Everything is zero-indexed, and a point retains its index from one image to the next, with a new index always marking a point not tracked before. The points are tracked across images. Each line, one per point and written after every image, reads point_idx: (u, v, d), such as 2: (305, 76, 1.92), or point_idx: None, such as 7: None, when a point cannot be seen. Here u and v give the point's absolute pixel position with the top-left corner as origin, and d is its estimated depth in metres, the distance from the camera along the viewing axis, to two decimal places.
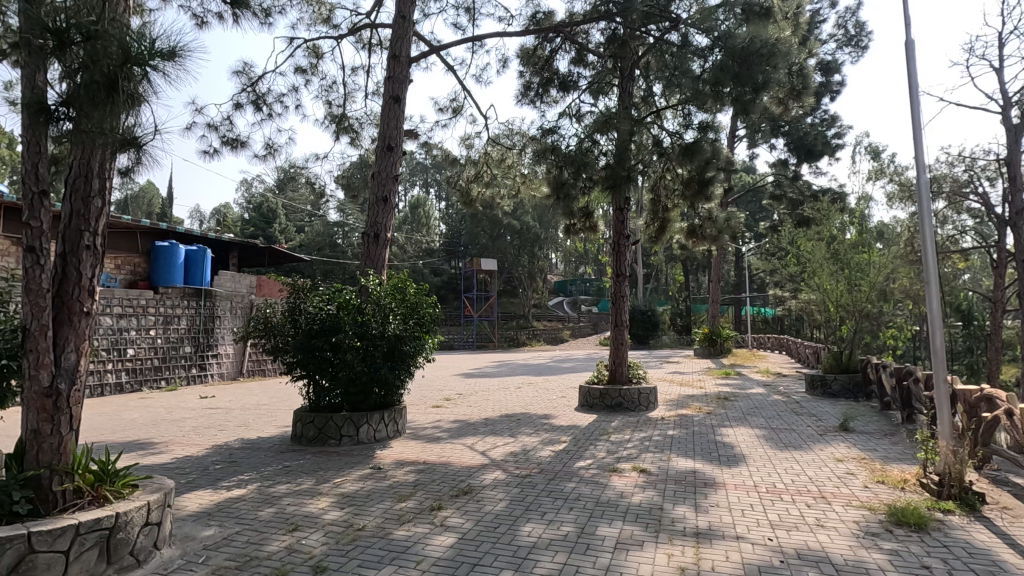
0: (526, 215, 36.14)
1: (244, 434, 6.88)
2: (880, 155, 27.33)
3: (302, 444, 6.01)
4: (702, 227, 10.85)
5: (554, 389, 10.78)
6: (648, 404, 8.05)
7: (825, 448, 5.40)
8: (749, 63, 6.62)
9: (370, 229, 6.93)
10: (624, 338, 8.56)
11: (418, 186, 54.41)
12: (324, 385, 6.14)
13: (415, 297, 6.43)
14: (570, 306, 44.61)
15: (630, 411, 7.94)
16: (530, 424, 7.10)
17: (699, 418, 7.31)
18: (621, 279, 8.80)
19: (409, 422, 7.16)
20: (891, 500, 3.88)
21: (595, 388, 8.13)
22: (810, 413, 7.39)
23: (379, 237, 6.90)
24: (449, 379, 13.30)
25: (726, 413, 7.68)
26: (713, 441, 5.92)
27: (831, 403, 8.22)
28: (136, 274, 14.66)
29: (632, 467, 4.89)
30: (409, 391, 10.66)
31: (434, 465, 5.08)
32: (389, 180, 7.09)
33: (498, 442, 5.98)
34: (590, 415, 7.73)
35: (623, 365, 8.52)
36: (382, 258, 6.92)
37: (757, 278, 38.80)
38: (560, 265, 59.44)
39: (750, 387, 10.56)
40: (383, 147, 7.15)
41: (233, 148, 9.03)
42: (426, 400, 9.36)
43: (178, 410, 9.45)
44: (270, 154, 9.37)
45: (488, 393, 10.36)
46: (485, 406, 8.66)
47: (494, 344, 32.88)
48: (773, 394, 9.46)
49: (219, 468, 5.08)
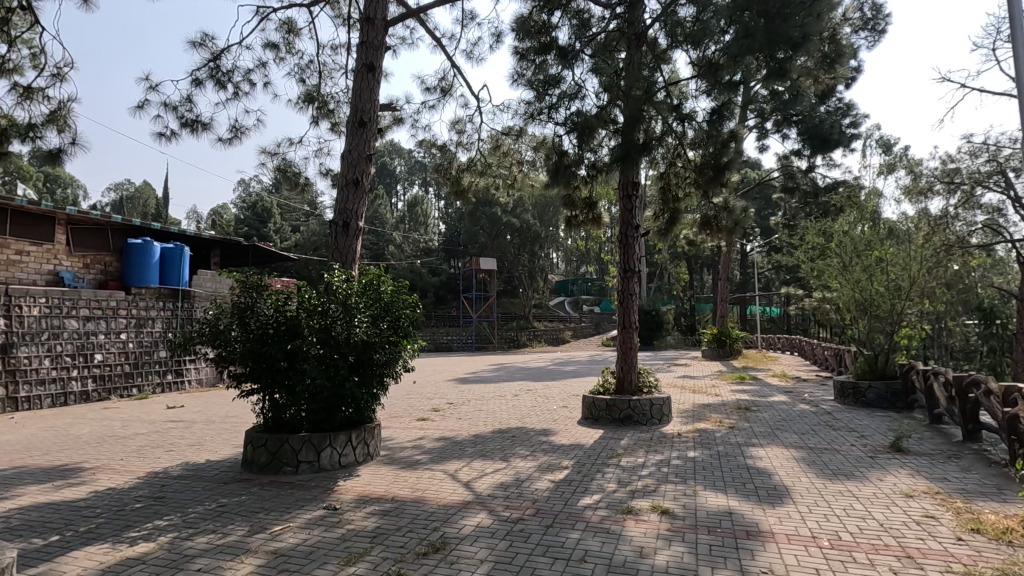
0: (526, 213, 35.18)
1: (193, 456, 5.91)
2: (893, 148, 26.30)
3: (254, 471, 5.02)
4: (718, 217, 9.80)
5: (555, 397, 9.83)
6: (662, 417, 7.08)
7: (885, 478, 4.43)
8: (783, 18, 5.65)
9: (338, 217, 5.96)
10: (634, 342, 7.56)
11: (417, 186, 53.56)
12: (281, 401, 5.16)
13: (391, 297, 5.46)
14: (572, 307, 43.60)
15: (640, 424, 6.97)
16: (526, 442, 6.12)
17: (722, 435, 6.31)
18: (630, 276, 7.81)
19: (387, 442, 6.19)
20: (1003, 563, 2.90)
21: (601, 399, 7.16)
22: (851, 429, 6.40)
23: (350, 227, 5.93)
24: (441, 385, 12.34)
25: (752, 427, 6.71)
26: (744, 466, 4.93)
27: (869, 415, 7.24)
28: (107, 273, 13.71)
29: (651, 506, 3.92)
30: (396, 400, 9.70)
31: (404, 503, 4.10)
32: (362, 160, 6.11)
33: (487, 469, 4.99)
34: (595, 431, 6.75)
35: (633, 372, 7.54)
36: (352, 251, 5.96)
37: (764, 276, 37.72)
38: (562, 265, 58.41)
39: (770, 394, 9.58)
40: (354, 122, 6.17)
41: (192, 131, 8.08)
42: (412, 411, 8.40)
43: (136, 423, 8.50)
44: (236, 138, 8.40)
45: (482, 402, 9.39)
46: (477, 420, 7.68)
47: (494, 346, 31.86)
48: (799, 403, 8.47)
49: (139, 508, 4.10)
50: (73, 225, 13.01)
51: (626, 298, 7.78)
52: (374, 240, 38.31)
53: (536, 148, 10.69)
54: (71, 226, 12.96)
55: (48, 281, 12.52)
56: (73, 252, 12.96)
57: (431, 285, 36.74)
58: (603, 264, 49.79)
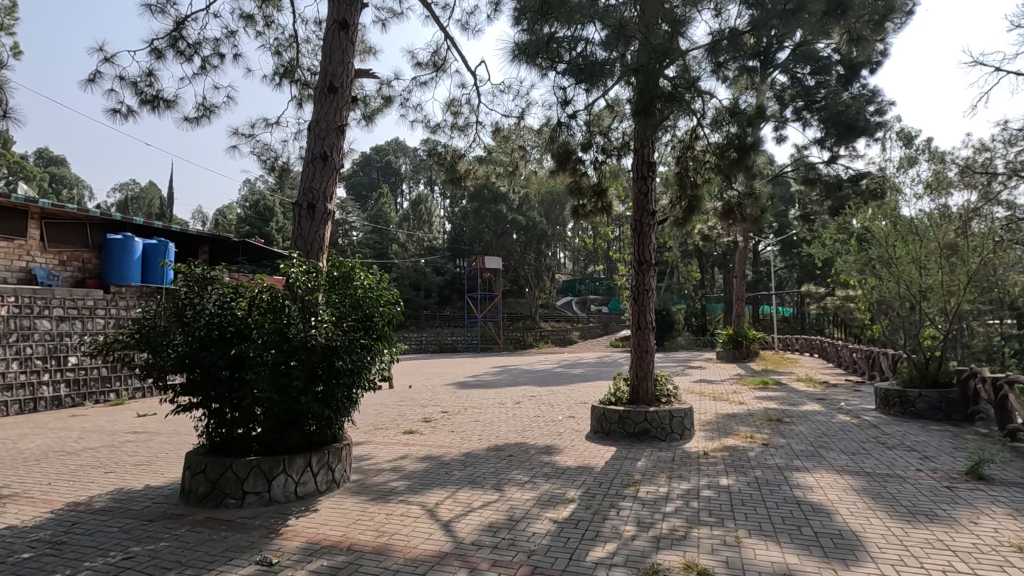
0: (533, 211, 34.30)
1: (132, 480, 5.01)
2: (915, 139, 25.16)
3: (190, 504, 4.11)
4: (742, 205, 8.78)
5: (561, 405, 8.88)
6: (683, 432, 6.13)
7: (982, 522, 3.44)
8: None
9: (303, 198, 5.07)
10: (650, 345, 6.61)
11: (422, 184, 52.68)
12: (225, 419, 4.24)
13: (364, 292, 4.59)
14: (580, 307, 42.69)
15: (658, 441, 6.03)
16: (526, 464, 5.19)
17: (757, 455, 5.33)
18: (645, 269, 6.79)
19: (362, 464, 5.28)
20: None
21: (613, 411, 6.23)
22: (909, 448, 5.43)
23: (317, 209, 5.05)
24: (438, 391, 11.42)
25: (790, 444, 5.73)
26: (793, 500, 3.95)
27: (924, 429, 6.25)
28: (84, 271, 12.90)
29: (683, 562, 2.98)
30: (386, 408, 8.79)
31: (363, 555, 3.19)
32: (333, 134, 5.22)
33: (474, 503, 4.06)
34: (607, 448, 5.82)
35: (649, 380, 6.60)
36: (319, 237, 5.05)
37: (778, 275, 36.57)
38: (570, 265, 57.50)
39: (801, 403, 8.59)
40: (323, 88, 5.27)
41: (153, 110, 7.20)
42: (401, 423, 7.49)
43: (94, 435, 7.63)
44: (205, 117, 7.53)
45: (479, 411, 8.47)
46: (472, 433, 6.76)
47: (499, 347, 31.01)
48: (837, 413, 7.49)
49: (24, 560, 3.20)
50: (48, 220, 12.21)
51: (642, 294, 6.77)
52: (376, 239, 37.53)
53: (540, 132, 9.70)
54: (45, 221, 12.16)
55: (19, 279, 11.73)
56: (47, 248, 12.16)
57: (434, 285, 35.78)
58: (612, 262, 48.71)
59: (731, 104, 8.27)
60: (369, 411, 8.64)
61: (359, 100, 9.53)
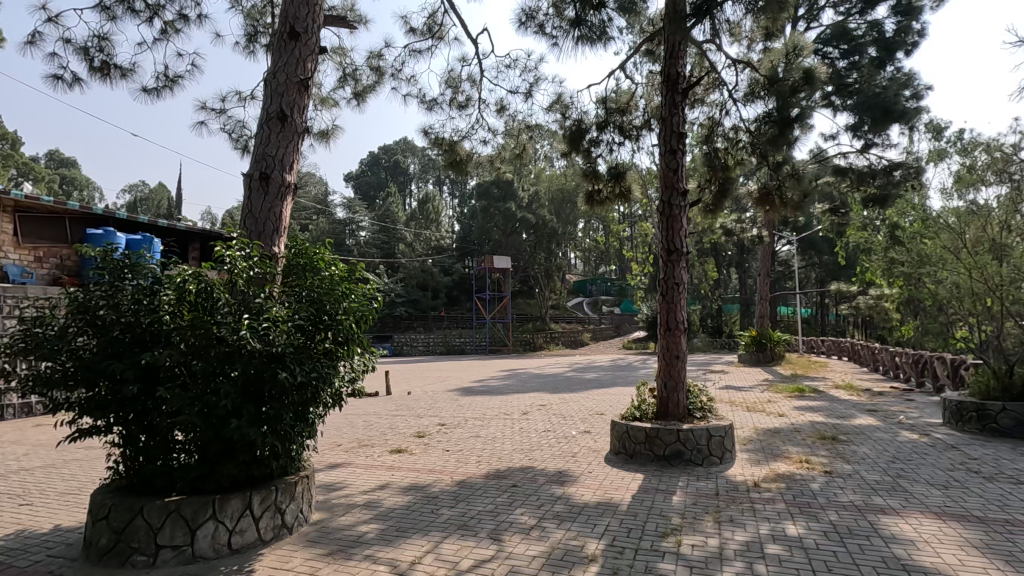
0: (542, 209, 33.28)
1: (44, 517, 4.03)
2: (944, 131, 23.86)
3: (90, 561, 3.11)
4: (782, 188, 7.58)
5: (575, 416, 7.83)
6: (723, 455, 5.07)
7: None
8: None
9: (255, 165, 4.07)
10: (681, 350, 5.57)
11: (431, 184, 51.67)
12: (139, 448, 3.22)
13: (325, 285, 3.65)
14: (591, 307, 41.51)
15: (694, 466, 4.97)
16: (533, 498, 4.17)
17: (823, 488, 4.26)
18: (676, 260, 5.68)
19: (330, 498, 4.28)
20: None
21: (638, 429, 5.19)
22: (1015, 480, 4.32)
23: (271, 181, 4.05)
24: (439, 398, 10.40)
25: (861, 473, 4.64)
26: (899, 565, 2.87)
27: (1019, 453, 5.13)
28: (62, 268, 12.04)
29: None
30: (377, 421, 7.78)
31: None
32: (294, 89, 4.23)
33: (463, 563, 3.03)
34: (633, 476, 4.79)
35: (680, 391, 5.54)
36: (275, 215, 4.04)
37: (797, 275, 35.22)
38: (581, 266, 56.36)
39: (851, 415, 7.47)
40: (283, 35, 4.28)
41: (105, 79, 6.28)
42: (390, 440, 6.48)
43: (42, 450, 6.70)
44: (166, 89, 6.58)
45: (482, 424, 7.44)
46: (471, 454, 5.73)
47: (508, 349, 30.10)
48: (900, 430, 6.38)
49: None
50: (22, 213, 11.39)
51: (671, 289, 5.67)
52: (383, 239, 36.79)
53: (549, 111, 8.70)
54: (19, 214, 11.32)
55: None
56: (21, 244, 11.31)
57: (442, 285, 34.71)
58: (624, 263, 47.54)
59: (768, 73, 7.18)
60: (357, 424, 7.64)
61: (348, 76, 8.56)
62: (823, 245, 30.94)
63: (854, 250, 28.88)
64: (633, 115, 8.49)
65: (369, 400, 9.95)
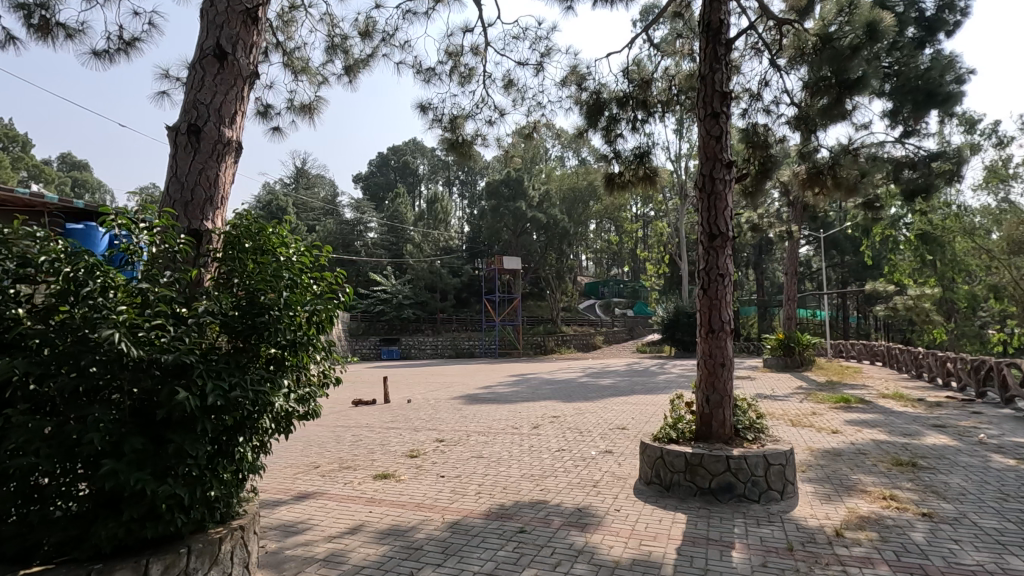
0: (553, 208, 32.26)
1: None
2: (977, 123, 22.59)
3: None
4: (835, 165, 6.48)
5: (593, 431, 6.80)
6: (784, 488, 4.03)
7: None
8: None
9: (184, 116, 3.12)
10: (728, 356, 4.58)
11: (440, 184, 50.75)
12: None
13: (264, 268, 2.74)
14: (603, 309, 40.42)
15: (748, 503, 3.94)
16: (547, 552, 3.17)
17: (934, 543, 3.19)
18: (720, 247, 4.66)
19: (283, 549, 3.30)
20: None
21: (676, 455, 4.17)
22: None
23: (204, 136, 3.10)
24: (441, 407, 9.41)
25: (972, 517, 3.57)
26: None
27: None
28: None
29: None
30: (366, 437, 6.82)
31: None
32: (238, 21, 3.29)
33: None
34: (673, 516, 3.77)
35: (726, 407, 4.51)
36: (209, 181, 3.10)
37: (818, 276, 33.85)
38: (592, 267, 55.26)
39: (918, 432, 6.39)
40: None
41: (45, 40, 5.40)
42: (377, 462, 5.51)
43: None
44: (120, 53, 5.69)
45: (486, 441, 6.45)
46: (470, 481, 4.74)
47: (518, 352, 29.16)
48: (990, 453, 5.28)
49: None
50: None
51: (714, 282, 4.64)
52: (392, 240, 36.10)
53: (563, 85, 7.72)
54: None
55: None
56: None
57: (451, 286, 33.77)
58: (637, 264, 46.31)
59: (819, 31, 6.15)
60: (344, 440, 6.67)
61: (337, 47, 7.66)
62: (847, 245, 29.65)
63: (880, 248, 27.52)
64: (657, 87, 7.47)
65: (364, 411, 9.01)
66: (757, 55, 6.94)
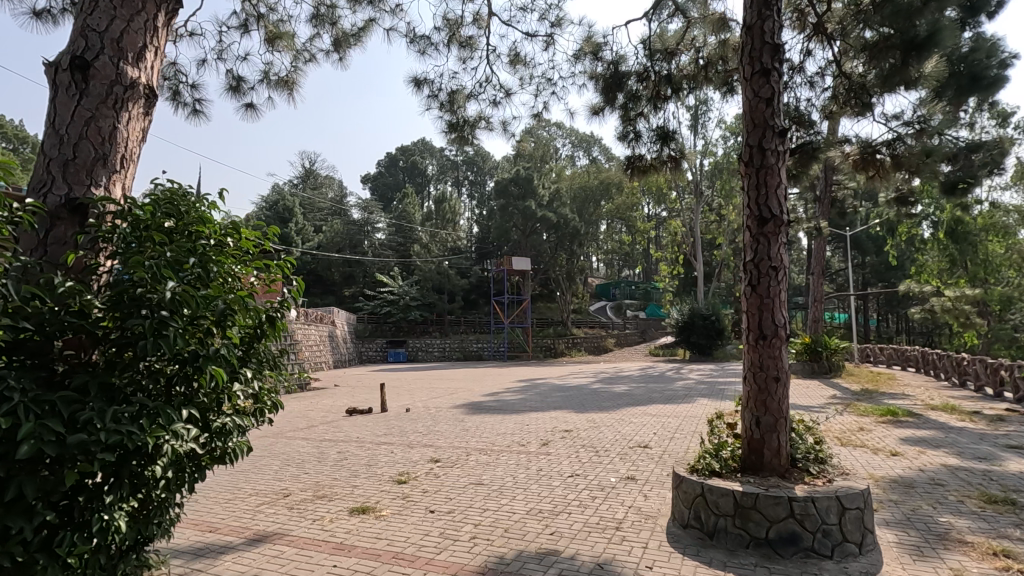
0: (563, 207, 31.27)
1: None
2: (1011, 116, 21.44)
3: None
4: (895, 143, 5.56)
5: (612, 451, 5.92)
6: (861, 539, 3.14)
7: None
8: None
9: (69, 46, 2.30)
10: (783, 369, 3.70)
11: (449, 184, 49.93)
12: None
13: (159, 248, 1.98)
14: (615, 311, 39.36)
15: (818, 559, 3.06)
16: None
17: None
18: (775, 231, 3.80)
19: None
20: None
21: (721, 494, 3.30)
22: None
23: (94, 71, 2.29)
24: (441, 418, 8.54)
25: None
26: None
27: None
28: None
29: None
30: (352, 456, 5.97)
31: None
32: None
33: None
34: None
35: (781, 433, 3.63)
36: (102, 132, 2.28)
37: (839, 278, 32.60)
38: (603, 270, 54.15)
39: (993, 455, 5.45)
40: None
41: None
42: (358, 490, 4.68)
43: None
44: (62, 13, 4.92)
45: (487, 462, 5.60)
46: (464, 519, 3.89)
47: (528, 355, 28.13)
48: None
49: None
50: None
51: (766, 276, 3.76)
52: (399, 240, 35.38)
53: (577, 57, 6.84)
54: None
55: None
56: None
57: (459, 288, 32.97)
58: (649, 265, 45.27)
59: None
60: (327, 460, 5.85)
61: (325, 17, 6.83)
62: (869, 245, 28.49)
63: (906, 247, 26.30)
64: (683, 59, 6.55)
65: (356, 423, 8.18)
66: (799, 19, 6.05)
